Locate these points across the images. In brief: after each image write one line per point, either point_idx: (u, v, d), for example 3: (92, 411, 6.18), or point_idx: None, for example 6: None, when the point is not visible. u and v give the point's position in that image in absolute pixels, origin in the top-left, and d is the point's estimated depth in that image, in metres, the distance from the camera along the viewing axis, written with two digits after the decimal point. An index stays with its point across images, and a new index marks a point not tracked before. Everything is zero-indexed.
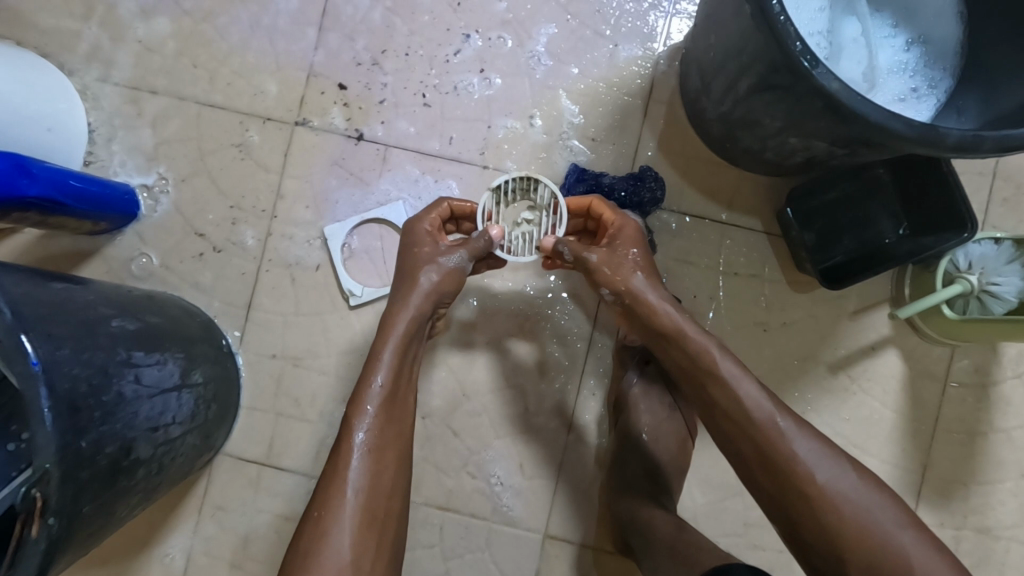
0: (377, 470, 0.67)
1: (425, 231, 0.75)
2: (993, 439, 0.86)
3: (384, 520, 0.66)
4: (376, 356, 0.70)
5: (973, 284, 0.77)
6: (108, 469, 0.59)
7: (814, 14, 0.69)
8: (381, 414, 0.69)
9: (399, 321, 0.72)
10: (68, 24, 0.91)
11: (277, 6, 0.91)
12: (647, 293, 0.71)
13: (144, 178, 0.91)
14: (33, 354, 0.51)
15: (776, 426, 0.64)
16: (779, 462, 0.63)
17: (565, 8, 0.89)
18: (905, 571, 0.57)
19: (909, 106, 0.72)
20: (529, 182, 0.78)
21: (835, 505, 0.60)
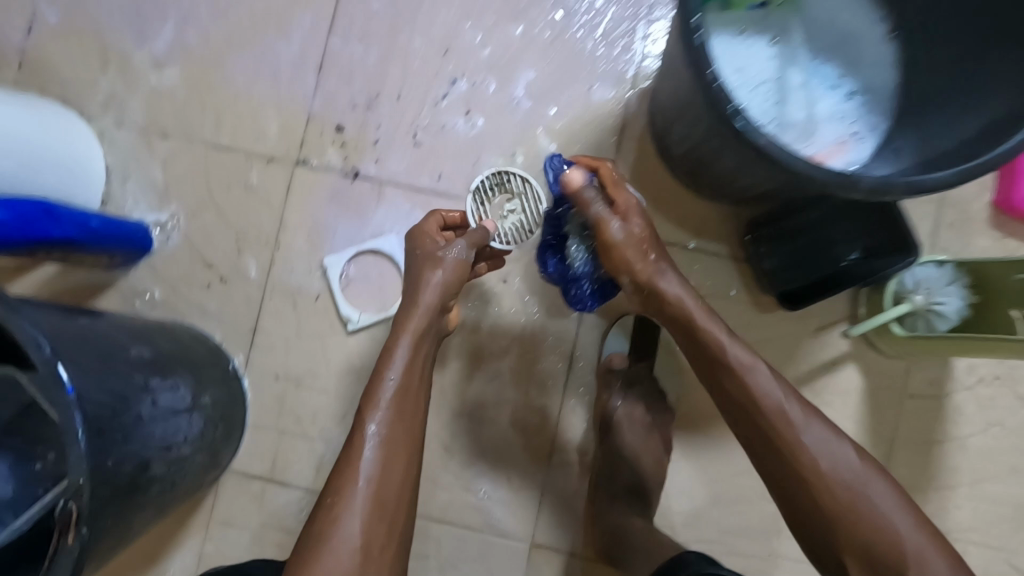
0: (388, 463, 0.67)
1: (426, 233, 0.77)
2: (948, 446, 0.92)
3: (394, 510, 0.66)
4: (389, 352, 0.71)
5: (918, 304, 0.84)
6: (126, 486, 0.65)
7: (762, 63, 0.78)
8: (392, 408, 0.69)
9: (414, 316, 0.72)
10: (86, 72, 0.99)
11: (279, 55, 0.99)
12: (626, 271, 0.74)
13: (156, 215, 0.98)
14: (66, 381, 0.57)
15: (782, 411, 0.65)
16: (782, 446, 0.65)
17: (543, 55, 0.97)
18: (901, 555, 0.60)
19: (851, 148, 0.78)
20: (499, 177, 0.85)
21: (836, 486, 0.63)
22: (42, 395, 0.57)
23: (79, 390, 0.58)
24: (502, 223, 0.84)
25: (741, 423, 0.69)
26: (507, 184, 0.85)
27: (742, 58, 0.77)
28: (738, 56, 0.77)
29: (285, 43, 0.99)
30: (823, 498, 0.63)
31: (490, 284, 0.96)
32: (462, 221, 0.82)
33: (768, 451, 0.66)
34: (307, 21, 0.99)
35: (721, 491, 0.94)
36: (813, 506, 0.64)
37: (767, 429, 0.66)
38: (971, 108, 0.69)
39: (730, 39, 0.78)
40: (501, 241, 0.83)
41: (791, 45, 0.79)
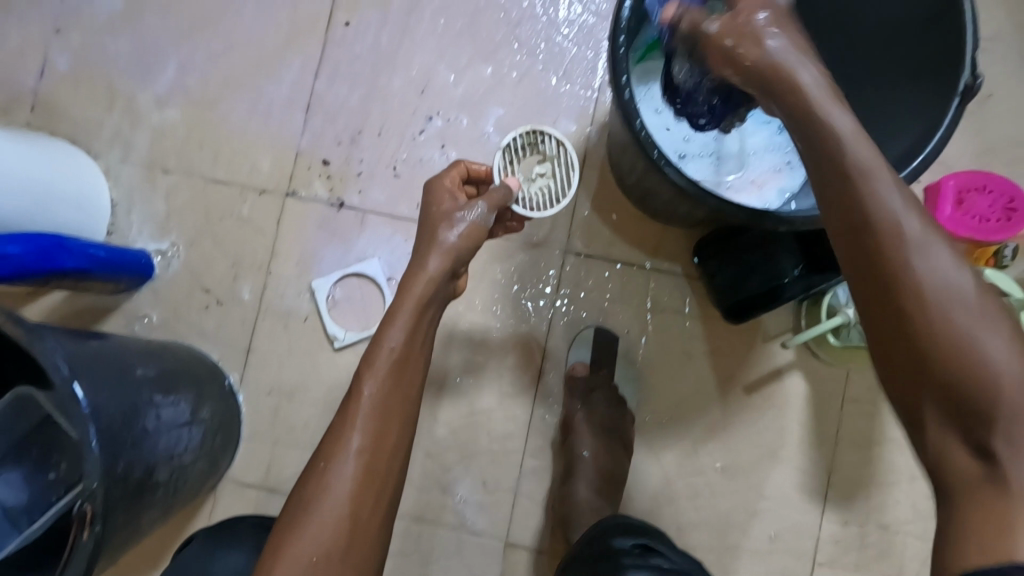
0: (381, 431, 0.68)
1: (444, 187, 0.76)
2: (887, 446, 1.00)
3: (383, 477, 0.67)
4: (390, 321, 0.71)
5: (850, 316, 0.92)
6: (135, 490, 0.73)
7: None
8: (389, 377, 0.69)
9: (419, 284, 0.73)
10: (93, 114, 1.08)
11: (270, 96, 1.08)
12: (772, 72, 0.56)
13: (158, 244, 1.07)
14: (81, 397, 0.65)
15: (904, 231, 0.49)
16: (895, 269, 0.49)
17: (511, 93, 1.07)
18: (990, 388, 0.45)
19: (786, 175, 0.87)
20: (534, 137, 0.86)
21: (938, 333, 0.47)
22: (60, 412, 0.64)
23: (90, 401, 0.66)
24: (527, 185, 0.84)
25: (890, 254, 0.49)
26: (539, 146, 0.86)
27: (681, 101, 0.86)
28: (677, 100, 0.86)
29: (275, 85, 1.08)
30: (920, 325, 0.48)
31: (465, 303, 1.04)
32: (487, 176, 0.82)
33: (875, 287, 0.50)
34: (295, 65, 1.08)
35: (680, 492, 1.01)
36: (900, 347, 0.49)
37: (880, 275, 0.50)
38: (881, 133, 0.79)
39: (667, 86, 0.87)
40: (523, 204, 0.82)
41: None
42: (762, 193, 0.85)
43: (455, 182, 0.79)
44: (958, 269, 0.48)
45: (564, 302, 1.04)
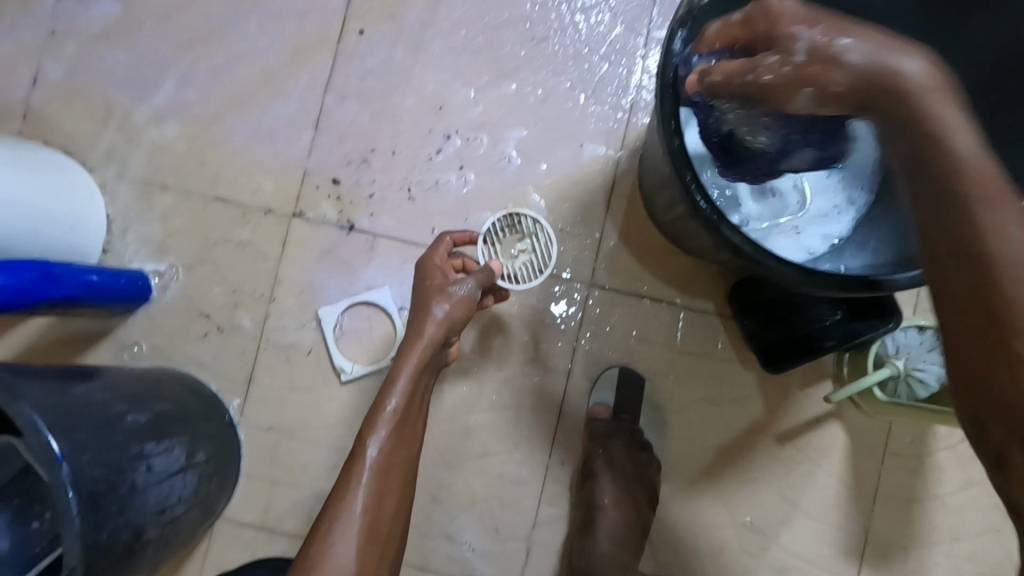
0: (383, 489, 0.70)
1: (435, 264, 0.80)
2: (929, 505, 0.93)
3: (385, 538, 0.69)
4: (391, 383, 0.75)
5: (900, 369, 0.85)
6: (121, 554, 0.67)
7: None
8: (391, 437, 0.72)
9: (418, 350, 0.76)
10: (87, 127, 1.01)
11: (277, 111, 1.01)
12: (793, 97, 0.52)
13: (155, 265, 1.00)
14: (58, 449, 0.60)
15: (1013, 214, 0.39)
16: (986, 254, 0.39)
17: (535, 113, 0.99)
18: None
19: (834, 219, 0.78)
20: (512, 219, 0.97)
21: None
22: (32, 462, 0.60)
23: (69, 459, 0.61)
24: (512, 261, 0.94)
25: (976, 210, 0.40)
26: (516, 227, 0.96)
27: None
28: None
29: (281, 100, 1.01)
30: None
31: (481, 337, 0.98)
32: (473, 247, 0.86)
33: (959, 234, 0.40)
34: (304, 78, 1.01)
35: (705, 546, 0.95)
36: (978, 310, 0.39)
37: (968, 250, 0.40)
38: None
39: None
40: (510, 280, 0.92)
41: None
42: (803, 237, 0.78)
43: (445, 260, 0.82)
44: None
45: (586, 338, 0.97)
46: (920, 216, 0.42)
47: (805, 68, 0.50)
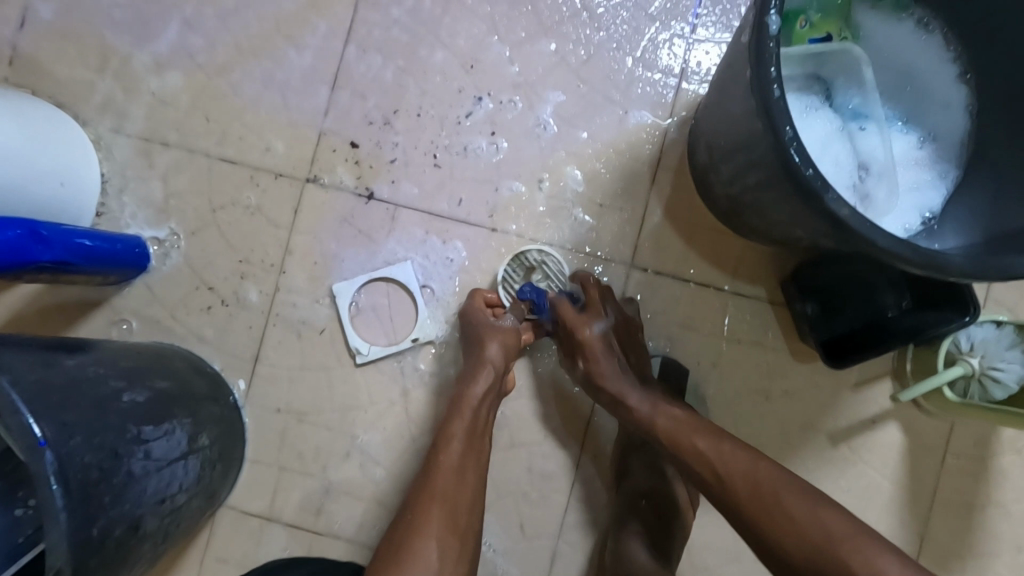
0: (459, 486, 0.70)
1: (476, 310, 0.84)
2: (990, 513, 0.87)
3: (463, 532, 0.68)
4: (463, 397, 0.77)
5: (975, 367, 0.78)
6: (116, 550, 0.60)
7: (833, 114, 0.70)
8: (466, 441, 0.74)
9: (484, 365, 0.79)
10: (82, 75, 0.92)
11: (291, 63, 0.92)
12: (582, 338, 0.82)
13: (155, 231, 0.91)
14: (39, 433, 0.52)
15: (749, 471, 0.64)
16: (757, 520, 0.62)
17: (576, 74, 0.90)
18: None
19: (923, 193, 0.72)
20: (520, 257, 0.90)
21: (794, 527, 0.59)
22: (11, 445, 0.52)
23: (54, 444, 0.53)
24: None
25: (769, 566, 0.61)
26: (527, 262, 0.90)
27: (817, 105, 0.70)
28: (811, 112, 0.70)
29: (297, 52, 0.92)
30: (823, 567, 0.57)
31: None
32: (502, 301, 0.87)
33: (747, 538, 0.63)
34: (322, 29, 0.92)
35: (745, 549, 0.89)
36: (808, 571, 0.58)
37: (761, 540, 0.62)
38: None
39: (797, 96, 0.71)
40: None
41: (865, 83, 0.70)
42: (896, 212, 0.71)
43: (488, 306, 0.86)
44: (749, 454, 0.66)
45: None
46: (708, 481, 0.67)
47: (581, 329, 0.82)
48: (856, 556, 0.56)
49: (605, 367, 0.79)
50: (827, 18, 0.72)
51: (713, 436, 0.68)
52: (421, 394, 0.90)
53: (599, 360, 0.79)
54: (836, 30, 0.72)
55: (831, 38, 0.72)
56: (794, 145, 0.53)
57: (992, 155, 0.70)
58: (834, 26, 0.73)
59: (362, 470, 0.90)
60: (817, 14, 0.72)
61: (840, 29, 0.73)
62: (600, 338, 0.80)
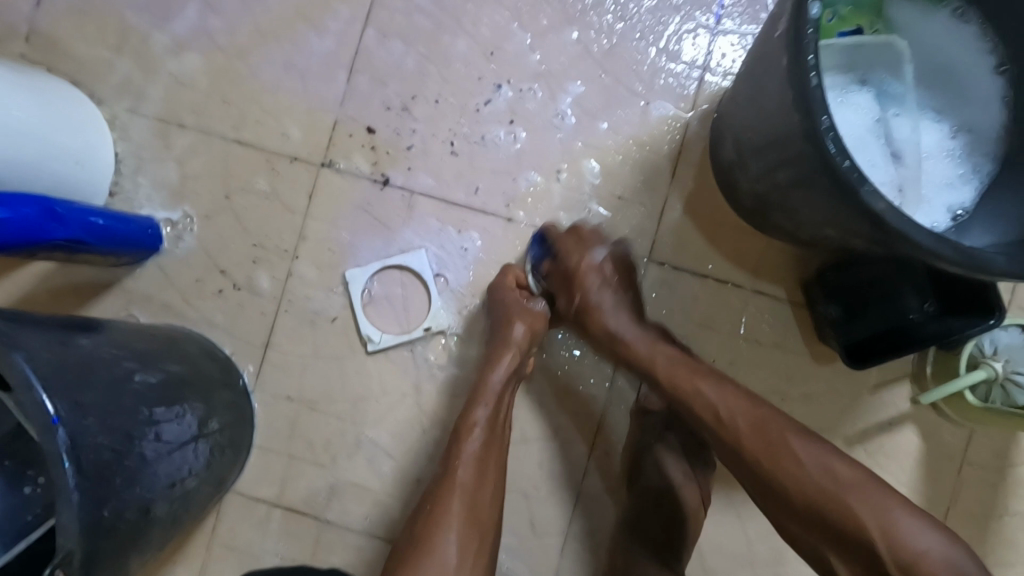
0: (481, 476, 0.70)
1: (508, 287, 0.83)
2: (1007, 523, 0.85)
3: (485, 528, 0.67)
4: (484, 380, 0.76)
5: (998, 372, 0.77)
6: (127, 533, 0.59)
7: (869, 102, 0.70)
8: (487, 428, 0.73)
9: (508, 350, 0.78)
10: (99, 53, 0.91)
11: (310, 47, 0.91)
12: (596, 306, 0.80)
13: (169, 213, 0.91)
14: (54, 411, 0.52)
15: (748, 412, 0.66)
16: (759, 460, 0.64)
17: (599, 64, 0.89)
18: (889, 534, 0.56)
19: (956, 190, 0.71)
20: None
21: (800, 471, 0.61)
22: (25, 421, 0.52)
23: (68, 423, 0.52)
24: None
25: (769, 504, 0.64)
26: None
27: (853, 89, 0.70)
28: (845, 98, 0.70)
29: (317, 35, 0.91)
30: (835, 512, 0.59)
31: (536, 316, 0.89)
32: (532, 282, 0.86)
33: (751, 480, 0.65)
34: (342, 12, 0.90)
35: (757, 550, 0.88)
36: (817, 515, 0.60)
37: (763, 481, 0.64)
38: None
39: (832, 80, 0.70)
40: None
41: (904, 79, 0.70)
42: (927, 208, 0.71)
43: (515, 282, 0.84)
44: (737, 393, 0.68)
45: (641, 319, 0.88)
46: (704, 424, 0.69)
47: (574, 266, 0.82)
48: (862, 505, 0.58)
49: (601, 296, 0.80)
50: (858, 11, 0.72)
51: (717, 379, 0.70)
52: (433, 385, 0.89)
53: (597, 289, 0.80)
54: (867, 23, 0.72)
55: (862, 30, 0.71)
56: (829, 136, 0.52)
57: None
58: (867, 19, 0.72)
59: (371, 459, 0.89)
60: (848, 8, 0.72)
61: (872, 22, 0.72)
62: (599, 297, 0.80)
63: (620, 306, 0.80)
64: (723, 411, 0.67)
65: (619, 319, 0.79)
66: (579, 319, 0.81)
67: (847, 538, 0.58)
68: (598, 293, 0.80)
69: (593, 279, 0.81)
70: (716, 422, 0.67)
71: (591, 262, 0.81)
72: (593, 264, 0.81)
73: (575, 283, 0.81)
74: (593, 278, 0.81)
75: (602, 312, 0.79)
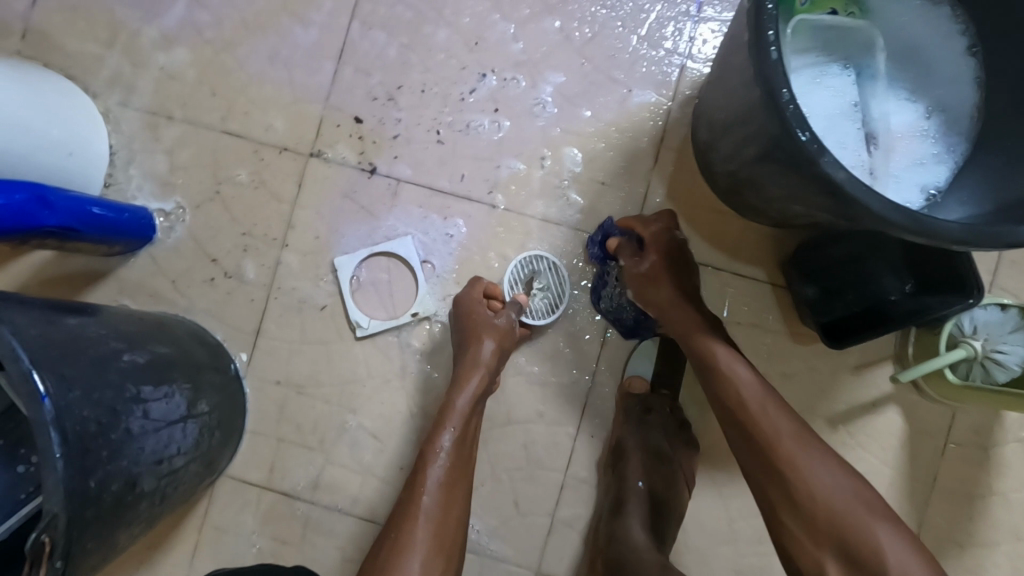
0: (447, 503, 0.71)
1: (472, 302, 0.83)
2: (990, 502, 0.86)
3: (449, 549, 0.69)
4: (451, 402, 0.77)
5: (977, 350, 0.78)
6: (112, 505, 0.61)
7: (843, 85, 0.71)
8: (452, 452, 0.74)
9: (474, 376, 0.78)
10: (92, 48, 0.93)
11: (297, 39, 0.92)
12: (656, 280, 0.80)
13: (160, 204, 0.92)
14: (42, 386, 0.53)
15: (778, 412, 0.67)
16: (783, 457, 0.64)
17: (580, 52, 0.90)
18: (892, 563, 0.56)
19: (929, 169, 0.72)
20: (535, 260, 0.89)
21: (820, 483, 0.62)
22: (14, 394, 0.53)
23: (54, 397, 0.54)
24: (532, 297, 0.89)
25: (783, 511, 0.63)
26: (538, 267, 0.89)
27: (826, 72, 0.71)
28: (818, 81, 0.71)
29: (303, 28, 0.92)
30: (845, 532, 0.59)
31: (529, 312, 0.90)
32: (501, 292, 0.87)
33: (765, 475, 0.65)
34: (328, 5, 0.92)
35: (741, 531, 0.89)
36: (825, 533, 0.60)
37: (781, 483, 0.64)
38: None
39: (807, 63, 0.71)
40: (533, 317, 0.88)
41: (873, 63, 0.72)
42: (899, 187, 0.72)
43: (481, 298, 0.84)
44: (771, 393, 0.69)
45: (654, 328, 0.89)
46: (732, 414, 0.70)
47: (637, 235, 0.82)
48: (877, 528, 0.58)
49: (650, 270, 0.80)
50: None
51: (759, 378, 0.70)
52: (419, 370, 0.90)
53: (657, 259, 0.80)
54: (841, 6, 0.72)
55: (836, 13, 0.72)
56: (790, 109, 0.53)
57: (995, 133, 0.69)
58: (839, 2, 0.72)
59: (359, 442, 0.90)
60: None
61: (845, 5, 0.72)
62: (651, 272, 0.80)
63: (677, 282, 0.80)
64: (764, 401, 0.68)
65: (674, 296, 0.79)
66: (631, 283, 0.82)
67: (853, 555, 0.58)
68: (652, 268, 0.80)
69: (658, 251, 0.80)
70: (750, 411, 0.68)
71: (653, 234, 0.82)
72: (656, 241, 0.81)
73: (642, 248, 0.82)
74: (653, 251, 0.81)
75: (655, 284, 0.79)
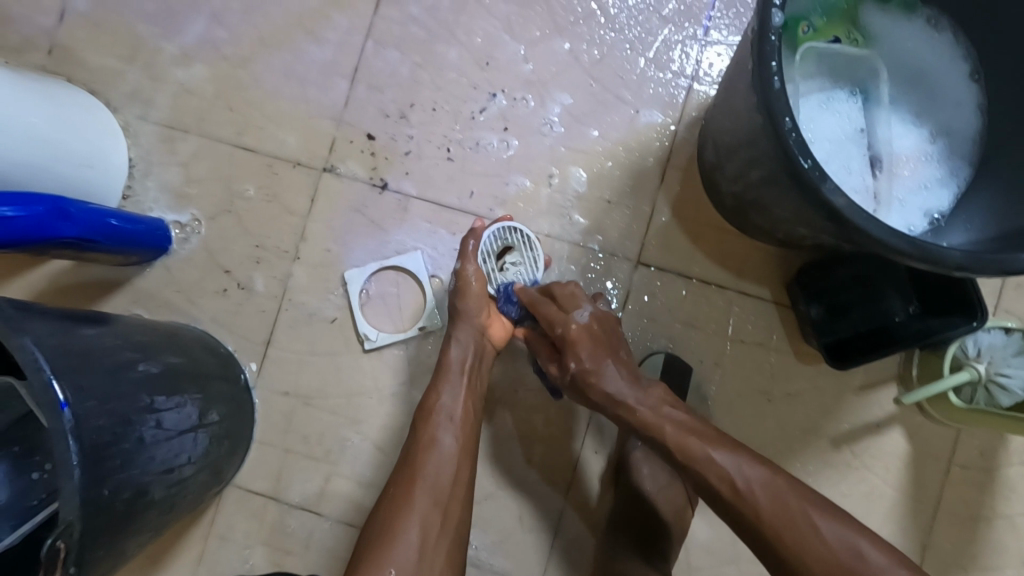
0: (443, 460, 0.72)
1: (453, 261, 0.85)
2: (996, 525, 0.85)
3: (448, 506, 0.70)
4: (444, 359, 0.79)
5: (981, 373, 0.78)
6: (123, 513, 0.62)
7: (848, 111, 0.72)
8: (447, 412, 0.75)
9: (462, 327, 0.80)
10: (113, 64, 0.96)
11: (311, 56, 0.95)
12: (601, 377, 0.74)
13: (177, 216, 0.95)
14: (62, 395, 0.55)
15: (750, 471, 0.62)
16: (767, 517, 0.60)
17: (588, 73, 0.92)
18: None
19: (933, 193, 0.73)
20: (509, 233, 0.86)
21: (816, 539, 0.58)
22: (34, 403, 0.55)
23: (74, 407, 0.56)
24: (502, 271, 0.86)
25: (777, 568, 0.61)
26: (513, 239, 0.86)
27: (831, 98, 0.72)
28: (824, 106, 0.71)
29: (318, 46, 0.95)
30: None
31: None
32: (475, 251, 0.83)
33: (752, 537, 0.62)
34: (342, 25, 0.95)
35: (744, 551, 0.89)
36: None
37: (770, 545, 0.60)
38: None
39: (812, 88, 0.72)
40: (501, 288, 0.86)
41: (876, 89, 0.73)
42: (903, 211, 0.73)
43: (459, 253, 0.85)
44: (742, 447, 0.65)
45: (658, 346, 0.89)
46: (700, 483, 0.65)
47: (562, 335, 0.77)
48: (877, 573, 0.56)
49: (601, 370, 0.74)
50: (833, 22, 0.72)
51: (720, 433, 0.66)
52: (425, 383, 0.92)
53: (588, 355, 0.75)
54: (844, 33, 0.73)
55: (839, 41, 0.72)
56: (792, 137, 0.54)
57: (997, 159, 0.70)
58: (843, 29, 0.73)
59: (364, 454, 0.91)
60: (822, 19, 0.72)
61: (848, 31, 0.73)
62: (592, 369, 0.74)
63: (618, 370, 0.74)
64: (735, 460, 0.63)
65: (620, 387, 0.73)
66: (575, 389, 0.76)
67: None
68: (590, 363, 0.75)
69: (587, 341, 0.75)
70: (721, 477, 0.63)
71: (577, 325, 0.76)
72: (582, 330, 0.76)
73: (566, 350, 0.76)
74: (583, 341, 0.75)
75: (599, 380, 0.73)
